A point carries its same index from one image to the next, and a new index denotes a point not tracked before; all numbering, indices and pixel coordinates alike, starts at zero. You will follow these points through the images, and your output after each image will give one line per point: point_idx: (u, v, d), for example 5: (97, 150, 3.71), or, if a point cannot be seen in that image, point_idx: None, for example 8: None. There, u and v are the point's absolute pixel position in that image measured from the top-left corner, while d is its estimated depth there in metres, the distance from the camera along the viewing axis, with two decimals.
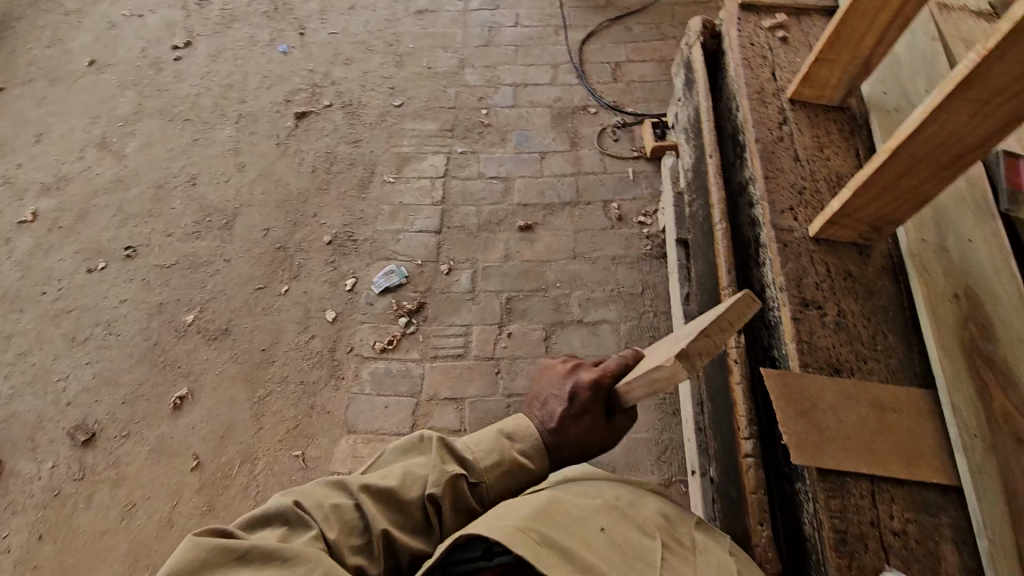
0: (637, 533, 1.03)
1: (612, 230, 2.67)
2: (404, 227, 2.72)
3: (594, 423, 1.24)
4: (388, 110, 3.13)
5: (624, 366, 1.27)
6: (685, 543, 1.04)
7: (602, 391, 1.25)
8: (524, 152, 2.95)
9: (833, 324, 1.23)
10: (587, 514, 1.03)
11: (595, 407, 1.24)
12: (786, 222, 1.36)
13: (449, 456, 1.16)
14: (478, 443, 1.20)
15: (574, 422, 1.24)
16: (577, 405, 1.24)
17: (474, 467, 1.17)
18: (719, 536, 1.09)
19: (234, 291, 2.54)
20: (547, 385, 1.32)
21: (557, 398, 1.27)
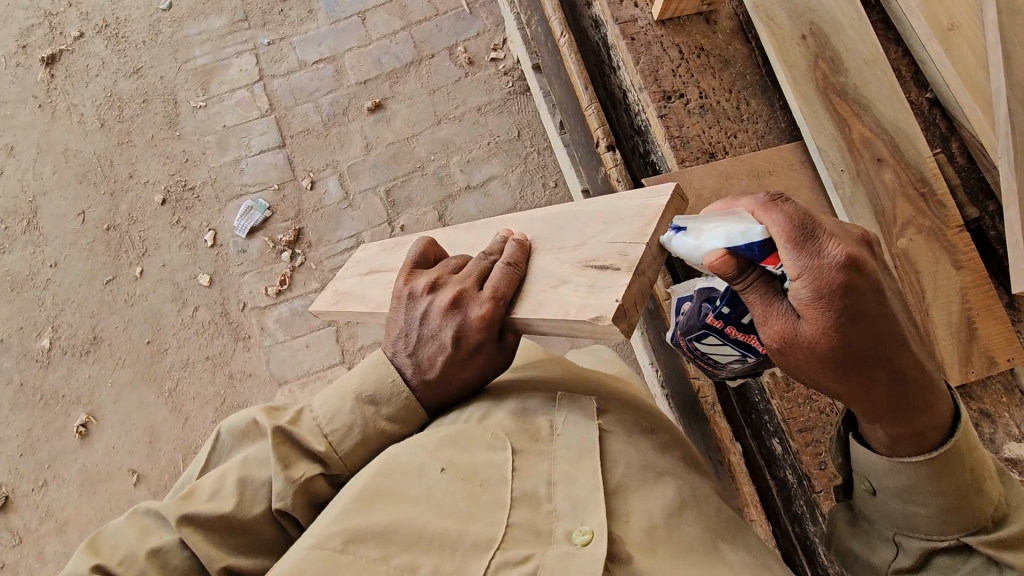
0: (485, 456, 0.83)
1: (467, 79, 2.42)
2: (241, 153, 2.35)
3: (491, 359, 0.94)
4: (157, 18, 2.51)
5: (516, 280, 0.93)
6: (544, 435, 0.86)
7: (497, 322, 0.90)
8: (339, 20, 2.51)
9: (697, 109, 1.17)
10: (421, 460, 0.82)
11: (487, 344, 0.91)
12: (627, 12, 1.23)
13: (295, 452, 0.90)
14: (333, 420, 0.92)
15: (462, 367, 0.92)
16: (464, 347, 0.91)
17: (329, 458, 0.91)
18: (584, 401, 0.90)
19: (82, 295, 2.19)
20: (413, 321, 0.94)
21: (435, 341, 0.92)
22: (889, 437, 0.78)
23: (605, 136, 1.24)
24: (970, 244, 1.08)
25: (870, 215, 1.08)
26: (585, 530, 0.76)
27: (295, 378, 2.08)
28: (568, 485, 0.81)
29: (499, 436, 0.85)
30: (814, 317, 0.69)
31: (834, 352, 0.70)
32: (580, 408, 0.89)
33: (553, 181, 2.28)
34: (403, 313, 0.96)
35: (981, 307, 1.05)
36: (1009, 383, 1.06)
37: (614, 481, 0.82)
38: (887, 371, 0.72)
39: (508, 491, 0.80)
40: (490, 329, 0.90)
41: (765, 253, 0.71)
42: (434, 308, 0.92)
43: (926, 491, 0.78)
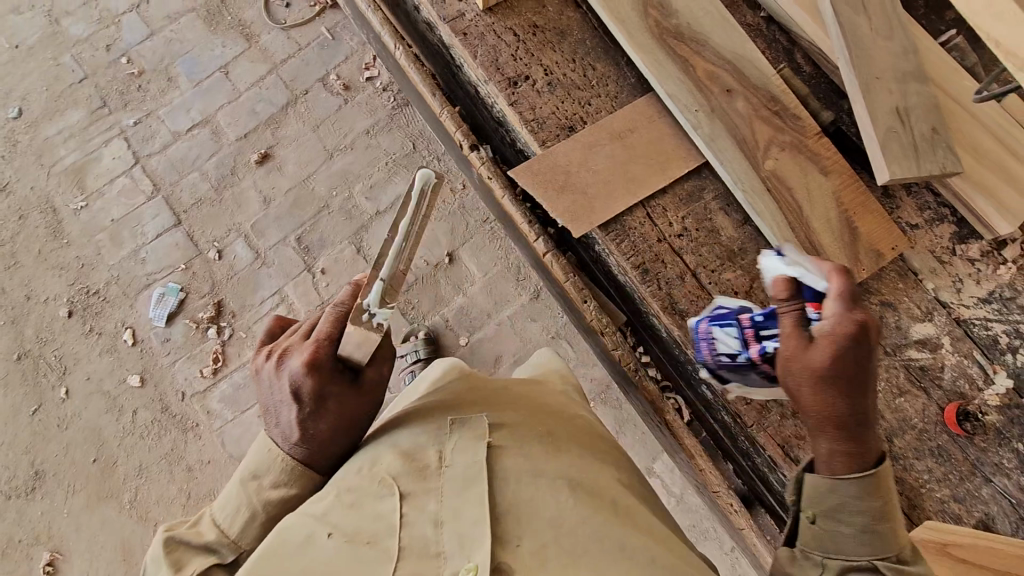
0: (372, 509, 0.79)
1: (348, 105, 2.36)
2: (138, 242, 2.25)
3: (344, 402, 0.88)
4: (10, 128, 2.37)
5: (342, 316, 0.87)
6: (432, 468, 0.83)
7: (327, 362, 0.86)
8: (202, 80, 2.42)
9: (546, 87, 1.16)
10: (309, 529, 0.79)
11: (331, 388, 0.86)
12: (453, 7, 1.20)
13: (185, 551, 0.83)
14: (224, 506, 0.88)
15: (317, 419, 0.87)
16: (306, 399, 0.86)
17: (221, 543, 0.85)
18: (476, 423, 0.89)
19: (12, 432, 2.08)
20: (263, 392, 0.91)
21: (283, 403, 0.88)
22: (828, 451, 0.83)
23: (468, 135, 1.22)
24: (832, 148, 1.11)
25: (732, 146, 1.09)
26: (470, 565, 0.73)
27: None
28: (456, 519, 0.77)
29: (387, 481, 0.82)
30: (824, 345, 0.80)
31: (831, 373, 0.80)
32: (471, 431, 0.88)
33: (460, 184, 2.26)
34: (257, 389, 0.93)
35: (856, 207, 1.08)
36: (902, 269, 1.09)
37: (501, 502, 0.79)
38: (851, 403, 0.81)
39: (396, 543, 0.76)
40: (317, 372, 0.85)
41: (812, 299, 0.86)
42: (270, 372, 0.89)
43: (858, 510, 0.81)
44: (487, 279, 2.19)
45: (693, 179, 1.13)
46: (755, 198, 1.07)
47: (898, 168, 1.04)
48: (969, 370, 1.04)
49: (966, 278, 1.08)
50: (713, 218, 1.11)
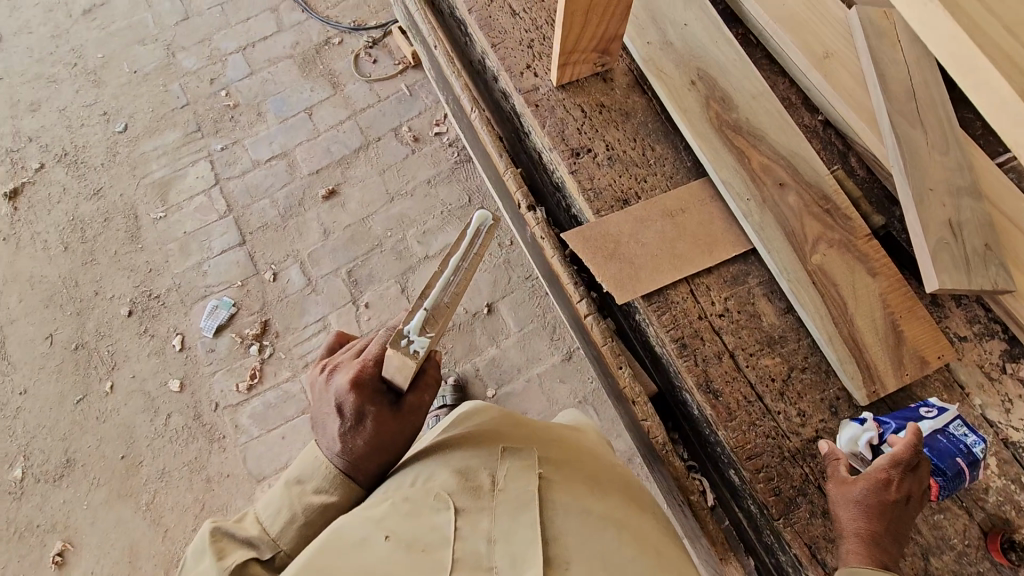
0: (427, 521, 0.81)
1: (415, 155, 2.53)
2: (203, 256, 2.41)
3: (381, 422, 0.91)
4: (114, 140, 2.63)
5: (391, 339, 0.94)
6: (486, 489, 0.86)
7: (368, 382, 0.91)
8: (288, 117, 2.65)
9: (606, 161, 1.24)
10: (365, 532, 0.80)
11: (370, 407, 0.91)
12: (529, 80, 1.31)
13: (229, 543, 0.87)
14: (269, 506, 0.92)
15: (355, 435, 0.91)
16: (347, 414, 0.91)
17: (260, 540, 0.88)
18: (526, 454, 0.92)
19: (53, 418, 2.18)
20: (315, 403, 0.97)
21: (326, 416, 0.93)
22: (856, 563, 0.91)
23: (526, 196, 1.30)
24: (881, 251, 1.13)
25: (780, 236, 1.12)
26: None
27: (273, 473, 2.07)
28: (507, 541, 0.79)
29: (442, 497, 0.84)
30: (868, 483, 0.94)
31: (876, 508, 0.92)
32: (520, 462, 0.90)
33: (508, 240, 2.34)
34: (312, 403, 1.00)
35: (902, 309, 1.08)
36: (947, 379, 1.08)
37: (551, 532, 0.81)
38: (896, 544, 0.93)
39: (449, 555, 0.77)
40: (359, 389, 0.90)
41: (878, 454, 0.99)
42: (323, 385, 0.96)
43: None
44: (521, 334, 2.23)
45: (738, 263, 1.16)
46: (799, 289, 1.09)
47: (948, 278, 1.05)
48: (1016, 496, 0.99)
49: (1017, 399, 1.05)
50: (756, 303, 1.13)
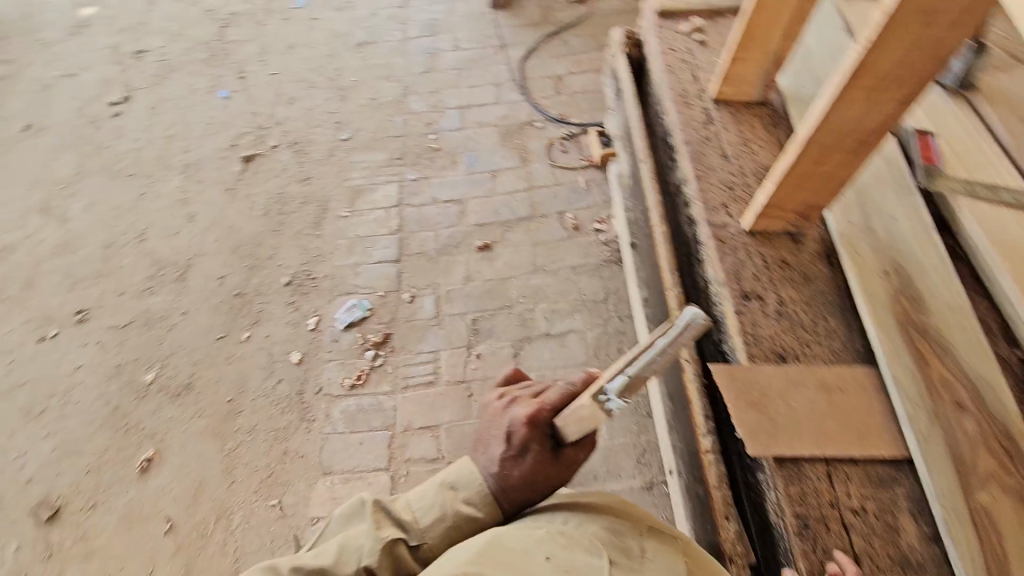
0: (582, 558, 0.84)
1: (570, 240, 2.70)
2: (362, 259, 2.71)
3: (539, 461, 1.12)
4: (336, 144, 3.11)
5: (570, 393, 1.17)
6: (635, 556, 0.89)
7: (540, 422, 1.14)
8: (476, 173, 2.97)
9: (774, 314, 1.25)
10: (527, 546, 0.84)
11: (535, 444, 1.13)
12: (720, 218, 1.39)
13: (384, 519, 1.14)
14: (421, 500, 1.17)
15: (514, 463, 1.14)
16: (516, 443, 1.14)
17: (411, 525, 1.13)
18: (668, 538, 0.95)
19: (194, 344, 2.51)
20: (490, 424, 1.21)
21: (496, 439, 1.17)
22: None
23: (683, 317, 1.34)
24: None
25: (945, 459, 1.05)
26: None
27: (339, 471, 2.21)
28: None
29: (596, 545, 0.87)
30: None
31: None
32: (661, 542, 0.94)
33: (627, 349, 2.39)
34: (485, 424, 1.23)
35: None
36: None
37: None
38: None
39: None
40: (531, 426, 1.13)
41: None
42: (502, 413, 1.19)
43: None
44: (608, 442, 2.19)
45: (886, 464, 1.09)
46: (953, 522, 1.00)
47: None
48: None
49: None
50: (896, 517, 1.05)
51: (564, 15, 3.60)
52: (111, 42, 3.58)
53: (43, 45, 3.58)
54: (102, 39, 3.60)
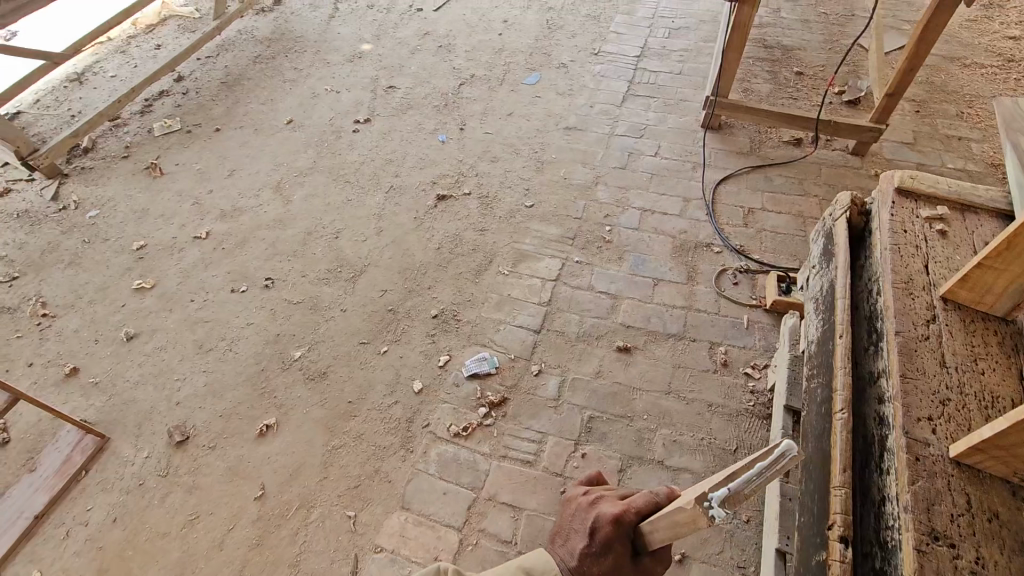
0: None
1: (714, 375, 2.56)
2: (506, 319, 2.82)
3: (617, 559, 1.47)
4: (519, 208, 3.32)
5: (650, 502, 1.51)
6: None
7: (620, 526, 1.50)
8: (638, 275, 2.97)
9: (966, 572, 1.04)
10: None
11: (616, 543, 1.48)
12: (923, 433, 1.21)
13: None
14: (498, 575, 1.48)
15: (594, 555, 1.50)
16: (597, 539, 1.51)
17: None
18: None
19: (341, 341, 2.77)
20: (571, 509, 1.68)
21: (578, 525, 1.60)
22: None
23: (842, 524, 1.18)
24: None
25: None
26: None
27: (416, 511, 2.24)
28: None
29: None
30: None
31: None
32: None
33: (744, 515, 2.15)
34: (568, 509, 1.70)
35: None
36: None
37: None
38: None
39: None
40: (614, 527, 1.49)
41: None
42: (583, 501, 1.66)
43: None
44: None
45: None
46: None
47: None
48: None
49: None
50: None
51: (774, 152, 3.56)
52: (374, 74, 4.28)
53: (325, 63, 4.38)
54: (368, 70, 4.32)
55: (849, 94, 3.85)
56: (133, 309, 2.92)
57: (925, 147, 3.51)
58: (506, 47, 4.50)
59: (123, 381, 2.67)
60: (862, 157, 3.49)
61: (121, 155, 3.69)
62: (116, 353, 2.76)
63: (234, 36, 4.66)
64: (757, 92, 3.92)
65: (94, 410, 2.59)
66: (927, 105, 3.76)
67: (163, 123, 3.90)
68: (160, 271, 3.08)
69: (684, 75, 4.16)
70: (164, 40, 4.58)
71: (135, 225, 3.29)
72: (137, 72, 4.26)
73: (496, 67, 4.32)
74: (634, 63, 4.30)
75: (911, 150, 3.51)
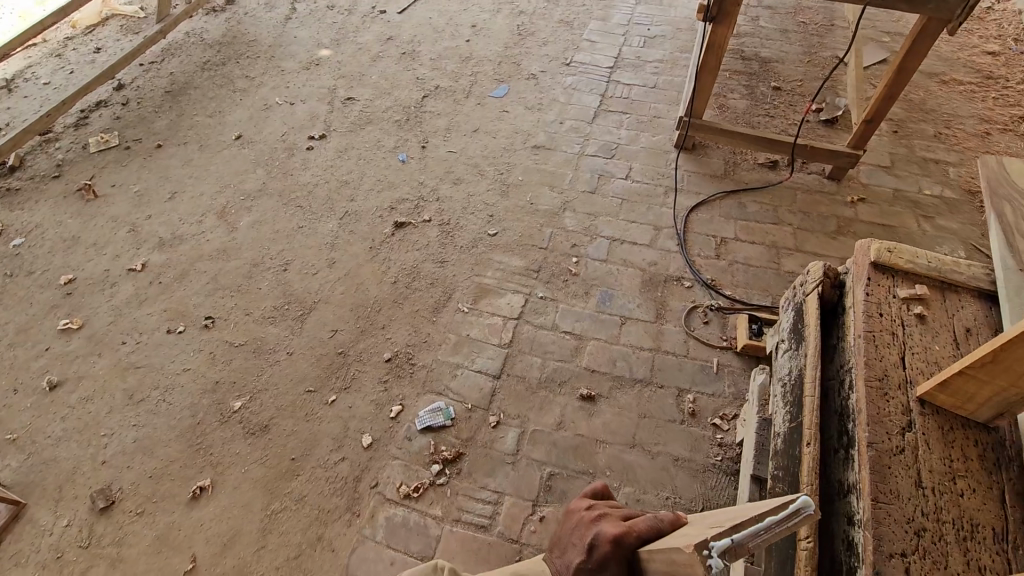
0: None
1: (680, 426, 2.43)
2: (464, 362, 2.66)
3: None
4: (481, 236, 3.14)
5: (653, 527, 1.53)
6: None
7: (619, 545, 1.50)
8: (604, 313, 2.82)
9: None
10: None
11: (613, 561, 1.48)
12: (895, 574, 1.08)
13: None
14: None
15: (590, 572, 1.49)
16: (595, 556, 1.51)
17: None
18: None
19: (285, 388, 2.58)
20: (577, 533, 1.69)
21: (579, 546, 1.60)
22: None
23: None
24: None
25: None
26: None
27: None
28: None
29: None
30: None
31: None
32: None
33: None
34: (574, 531, 1.71)
35: None
36: None
37: None
38: None
39: None
40: (611, 545, 1.51)
41: None
42: (591, 524, 1.68)
43: None
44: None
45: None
46: None
47: None
48: None
49: None
50: None
51: (749, 175, 3.43)
52: (331, 84, 4.03)
53: (279, 71, 4.11)
54: (325, 79, 4.06)
55: (827, 112, 3.71)
56: (58, 353, 2.69)
57: (902, 171, 3.40)
58: (473, 54, 4.27)
59: (44, 437, 2.45)
60: (838, 181, 3.37)
61: (52, 175, 3.41)
62: (37, 405, 2.54)
63: (182, 39, 4.35)
64: (733, 108, 3.76)
65: (10, 471, 2.37)
66: (905, 125, 3.64)
67: (100, 138, 3.62)
68: (90, 309, 2.85)
69: (658, 88, 3.99)
70: (104, 43, 4.25)
71: (64, 255, 3.04)
72: (73, 79, 3.94)
73: (462, 77, 4.09)
74: (607, 74, 4.11)
75: (888, 173, 3.39)
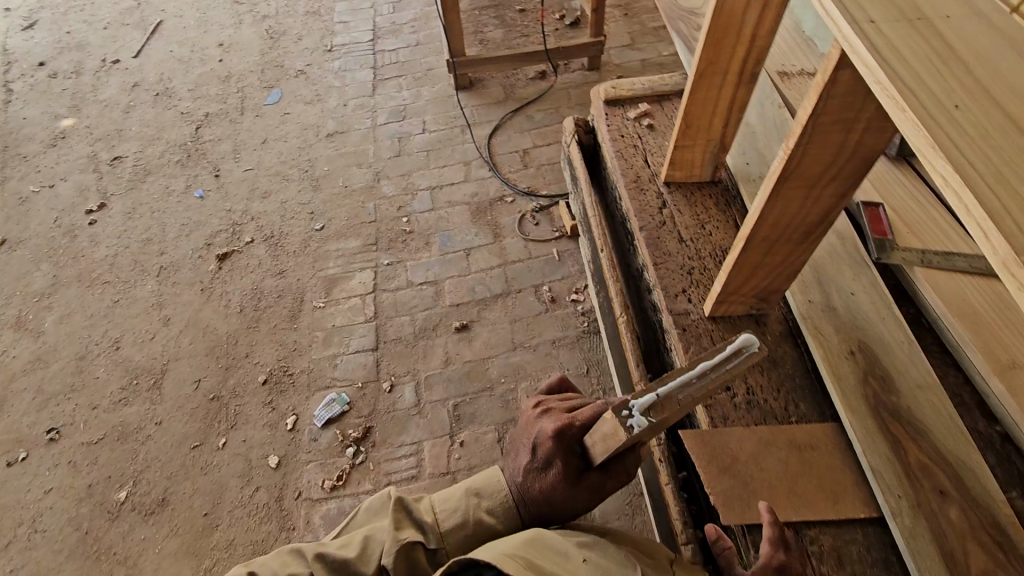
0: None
1: (547, 314, 2.71)
2: (339, 350, 2.70)
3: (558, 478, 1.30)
4: (310, 235, 3.14)
5: (598, 412, 1.31)
6: None
7: (560, 438, 1.30)
8: (449, 253, 3.00)
9: (744, 404, 1.23)
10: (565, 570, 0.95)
11: (558, 460, 1.30)
12: (682, 305, 1.38)
13: (405, 518, 1.38)
14: (445, 507, 1.41)
15: (538, 475, 1.35)
16: (540, 458, 1.34)
17: (433, 530, 1.36)
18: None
19: (169, 455, 2.44)
20: (525, 427, 1.46)
21: (524, 447, 1.40)
22: None
23: None
24: None
25: (934, 554, 1.00)
26: None
27: None
28: None
29: None
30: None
31: None
32: None
33: None
34: (526, 424, 1.47)
35: None
36: None
37: None
38: None
39: None
40: (554, 443, 1.30)
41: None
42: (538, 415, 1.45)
43: None
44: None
45: (860, 534, 1.07)
46: None
47: None
48: None
49: None
50: None
51: (526, 90, 3.74)
52: (89, 150, 3.68)
53: (21, 159, 3.67)
54: (79, 149, 3.70)
55: (568, 16, 4.13)
56: None
57: (642, 43, 3.91)
58: (232, 72, 4.11)
59: None
60: (598, 70, 3.80)
61: None
62: None
63: None
64: (492, 39, 4.04)
65: None
66: (632, 6, 4.17)
67: None
68: None
69: (422, 44, 4.16)
70: None
71: None
72: None
73: (230, 97, 3.94)
74: (370, 47, 4.19)
75: (632, 49, 3.89)
